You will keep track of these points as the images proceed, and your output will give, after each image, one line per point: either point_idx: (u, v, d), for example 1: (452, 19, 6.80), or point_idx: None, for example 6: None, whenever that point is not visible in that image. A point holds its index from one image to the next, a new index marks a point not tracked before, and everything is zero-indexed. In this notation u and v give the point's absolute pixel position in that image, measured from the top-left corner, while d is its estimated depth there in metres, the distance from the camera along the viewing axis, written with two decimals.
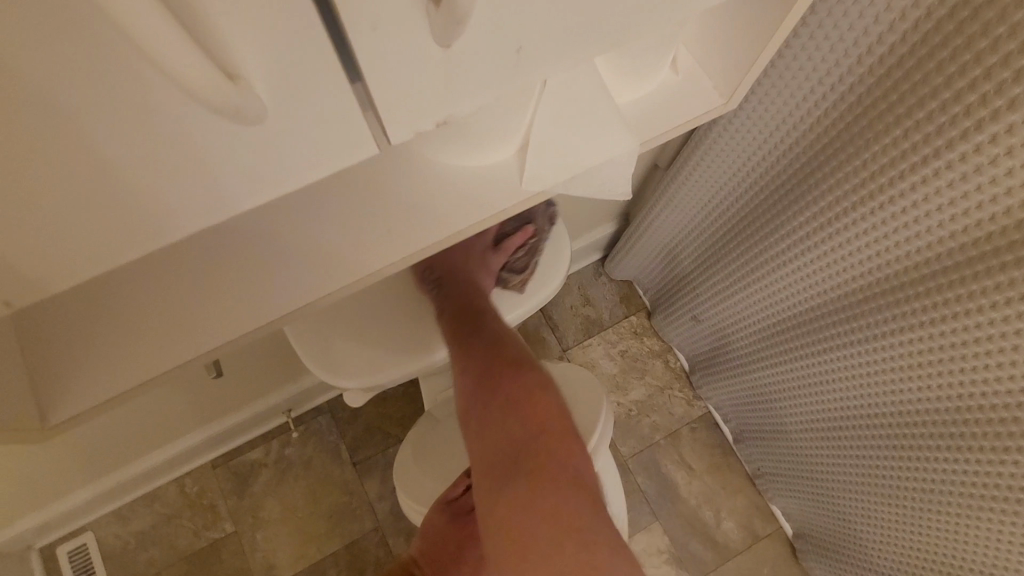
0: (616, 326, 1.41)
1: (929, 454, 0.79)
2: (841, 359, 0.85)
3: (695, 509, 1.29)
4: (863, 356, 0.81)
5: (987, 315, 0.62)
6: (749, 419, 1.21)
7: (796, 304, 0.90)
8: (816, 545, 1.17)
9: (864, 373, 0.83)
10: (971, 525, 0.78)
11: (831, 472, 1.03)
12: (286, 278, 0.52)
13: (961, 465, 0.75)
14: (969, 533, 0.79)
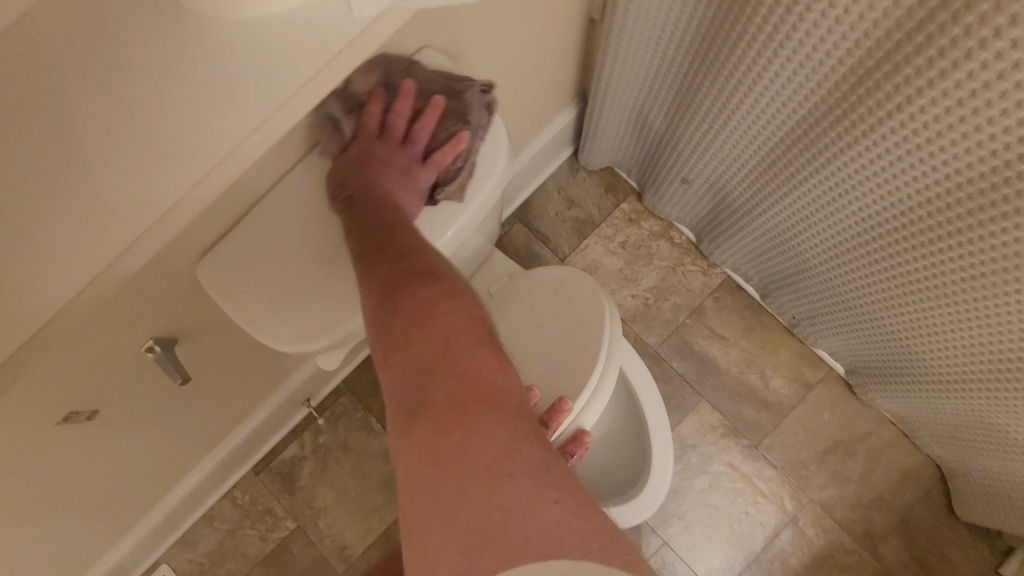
0: (609, 219, 1.31)
1: (970, 235, 0.70)
2: (848, 164, 0.75)
3: (739, 375, 1.23)
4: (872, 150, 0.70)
5: (1006, 36, 0.52)
6: (768, 269, 1.11)
7: (782, 120, 0.78)
8: (872, 376, 1.10)
9: (880, 171, 0.73)
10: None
11: (867, 296, 0.94)
12: (166, 163, 0.45)
13: (1010, 233, 0.66)
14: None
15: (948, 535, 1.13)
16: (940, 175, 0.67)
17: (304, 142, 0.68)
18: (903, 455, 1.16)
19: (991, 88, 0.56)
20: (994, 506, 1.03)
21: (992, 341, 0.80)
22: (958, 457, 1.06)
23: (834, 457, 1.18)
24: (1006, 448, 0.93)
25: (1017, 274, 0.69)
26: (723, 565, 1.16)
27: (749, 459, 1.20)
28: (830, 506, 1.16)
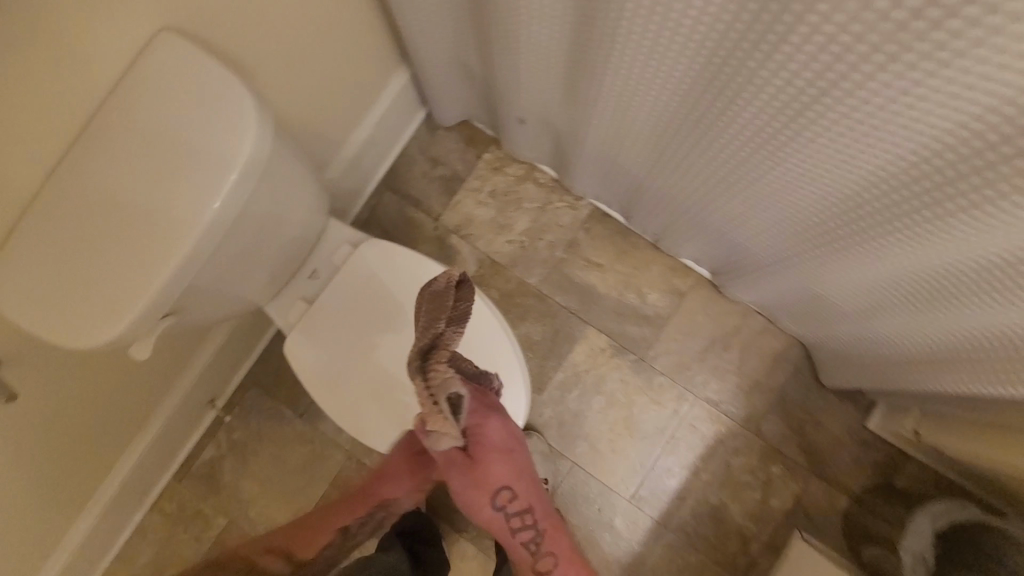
0: (475, 171, 1.34)
1: (725, 132, 0.74)
2: (617, 77, 0.78)
3: (618, 297, 1.30)
4: (625, 62, 0.74)
5: None
6: (618, 189, 1.16)
7: (559, 41, 0.81)
8: (729, 273, 1.17)
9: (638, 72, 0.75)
10: (787, 179, 0.75)
11: (689, 200, 0.99)
12: None
13: (744, 115, 0.69)
14: (794, 186, 0.76)
15: (820, 404, 1.23)
16: (682, 78, 0.71)
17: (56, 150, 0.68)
18: (772, 340, 1.26)
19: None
20: (848, 372, 1.12)
21: (788, 224, 0.86)
22: (814, 334, 1.15)
23: (713, 355, 1.27)
24: (838, 319, 1.01)
25: (770, 164, 0.74)
26: (629, 473, 1.25)
27: (639, 372, 1.28)
28: (715, 400, 1.25)
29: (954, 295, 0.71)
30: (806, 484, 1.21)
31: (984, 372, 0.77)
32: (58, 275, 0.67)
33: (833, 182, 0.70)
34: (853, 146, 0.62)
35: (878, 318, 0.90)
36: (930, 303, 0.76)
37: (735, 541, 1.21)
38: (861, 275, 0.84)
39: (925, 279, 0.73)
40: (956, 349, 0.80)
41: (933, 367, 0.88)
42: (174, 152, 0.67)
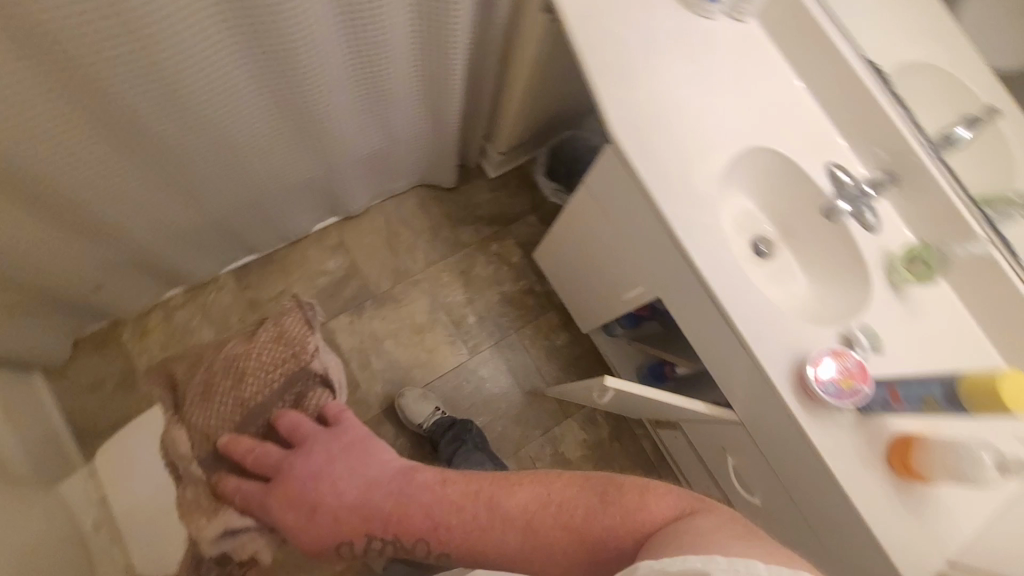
0: (135, 353, 1.38)
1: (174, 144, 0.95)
2: (77, 191, 0.92)
3: (317, 290, 1.51)
4: (63, 180, 0.88)
5: None
6: (216, 243, 1.32)
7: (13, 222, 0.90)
8: (336, 197, 1.43)
9: (74, 164, 0.88)
10: (238, 125, 0.99)
11: (243, 195, 1.20)
12: None
13: (157, 117, 0.88)
14: (248, 124, 1.01)
15: (467, 194, 1.64)
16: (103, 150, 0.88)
17: None
18: (409, 201, 1.60)
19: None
20: (444, 160, 1.50)
21: (288, 141, 1.12)
22: (410, 169, 1.50)
23: (398, 245, 1.57)
24: (393, 147, 1.36)
25: (218, 130, 0.97)
26: (452, 346, 1.53)
27: (384, 303, 1.53)
28: (431, 260, 1.58)
29: (371, 74, 1.06)
30: (514, 231, 1.63)
31: (437, 80, 1.17)
32: None
33: (249, 100, 0.96)
34: (216, 70, 0.86)
35: (392, 122, 1.25)
36: (377, 88, 1.11)
37: (530, 295, 1.60)
38: (348, 112, 1.14)
39: (354, 83, 1.06)
40: (421, 84, 1.17)
41: (436, 107, 1.27)
42: None
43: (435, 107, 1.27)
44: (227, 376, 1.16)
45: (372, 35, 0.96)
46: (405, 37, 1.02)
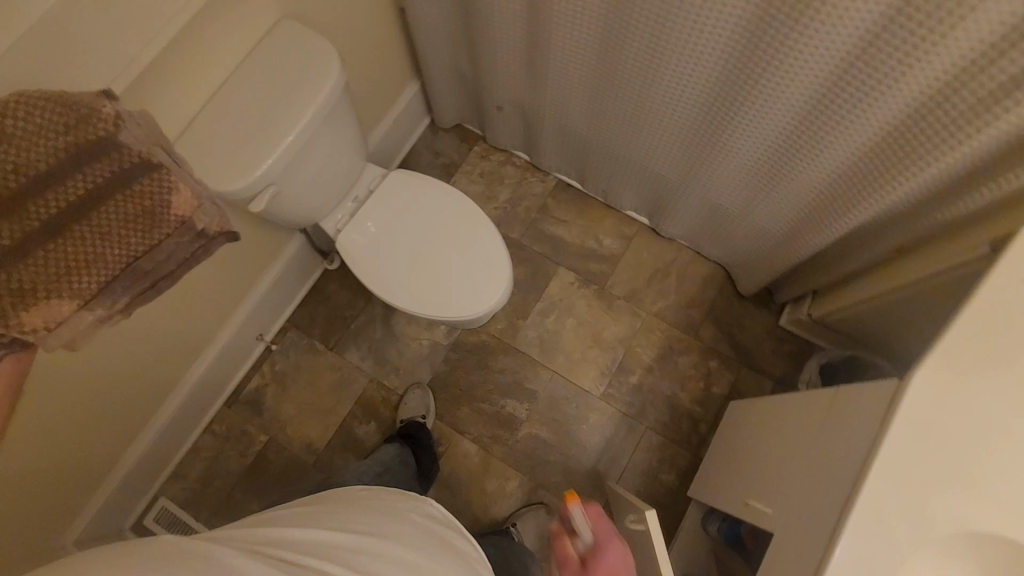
0: (467, 159, 1.77)
1: (630, 72, 1.19)
2: (558, 48, 1.25)
3: (581, 243, 1.67)
4: (563, 35, 1.21)
5: None
6: (575, 153, 1.58)
7: (521, 32, 1.29)
8: (661, 210, 1.55)
9: (575, 35, 1.19)
10: (675, 96, 1.17)
11: (625, 139, 1.40)
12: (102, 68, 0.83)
13: (638, 48, 1.12)
14: (681, 102, 1.18)
15: (743, 312, 1.56)
16: (597, 38, 1.17)
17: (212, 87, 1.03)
18: (701, 266, 1.61)
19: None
20: (759, 269, 1.45)
21: (685, 139, 1.27)
22: (729, 248, 1.50)
23: (657, 281, 1.62)
24: (739, 221, 1.37)
25: (660, 89, 1.18)
26: (599, 374, 1.55)
27: (601, 298, 1.62)
28: (662, 314, 1.58)
29: (793, 149, 1.10)
30: (738, 374, 1.51)
31: (834, 207, 1.14)
32: (205, 154, 0.99)
33: (700, 91, 1.12)
34: (699, 45, 1.03)
35: (762, 201, 1.27)
36: (784, 166, 1.15)
37: (688, 423, 1.48)
38: (741, 163, 1.21)
39: (775, 143, 1.12)
40: (818, 197, 1.16)
41: (806, 228, 1.23)
42: (297, 80, 1.04)
43: (806, 225, 1.23)
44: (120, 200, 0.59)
45: (824, 123, 1.01)
46: (846, 151, 1.02)
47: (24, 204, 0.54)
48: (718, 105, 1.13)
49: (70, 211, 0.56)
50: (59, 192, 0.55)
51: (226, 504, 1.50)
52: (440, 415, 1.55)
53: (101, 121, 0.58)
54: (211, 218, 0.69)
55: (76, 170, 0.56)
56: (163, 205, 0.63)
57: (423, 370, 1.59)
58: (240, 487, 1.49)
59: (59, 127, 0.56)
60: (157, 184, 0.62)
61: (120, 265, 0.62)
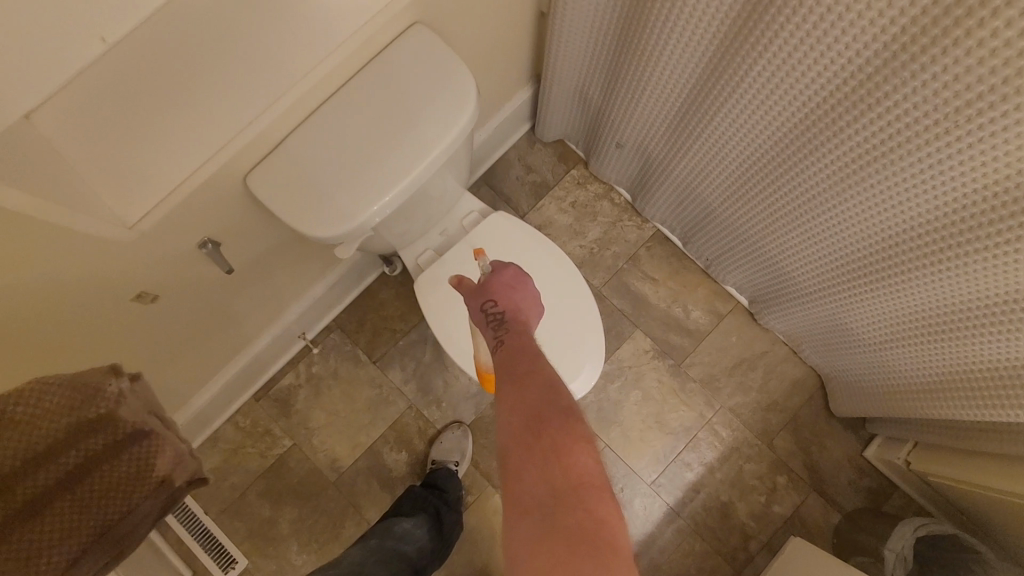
0: (561, 182, 1.57)
1: (803, 177, 1.00)
2: (722, 123, 1.06)
3: (666, 309, 1.51)
4: (734, 114, 1.01)
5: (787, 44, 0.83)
6: (687, 216, 1.39)
7: (677, 90, 1.09)
8: (768, 300, 1.38)
9: (750, 119, 1.00)
10: (845, 219, 1.00)
11: (756, 229, 1.22)
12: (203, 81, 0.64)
13: (828, 159, 0.93)
14: (851, 227, 1.00)
15: (827, 429, 1.42)
16: (778, 132, 0.98)
17: (322, 98, 0.84)
18: (792, 367, 1.46)
19: (820, 11, 0.76)
20: (860, 399, 1.29)
21: (835, 259, 1.10)
22: (831, 366, 1.35)
23: (740, 372, 1.46)
24: (858, 351, 1.22)
25: (832, 207, 1.00)
26: (654, 460, 1.43)
27: (674, 376, 1.47)
28: (738, 411, 1.44)
29: (971, 323, 0.94)
30: (805, 497, 1.39)
31: (986, 393, 0.98)
32: (307, 186, 0.82)
33: (883, 228, 0.95)
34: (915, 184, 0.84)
35: (898, 348, 1.11)
36: (949, 332, 0.99)
37: (739, 537, 1.37)
38: (895, 304, 1.05)
39: (951, 308, 0.96)
40: (975, 373, 0.99)
41: (939, 394, 1.08)
42: (425, 108, 0.85)
43: (940, 392, 1.08)
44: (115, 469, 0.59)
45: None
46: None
47: (7, 493, 0.54)
48: (898, 248, 0.96)
49: (48, 494, 0.56)
50: (44, 473, 0.55)
51: (239, 502, 1.42)
52: (476, 461, 1.45)
53: (105, 398, 0.59)
54: (187, 470, 0.66)
55: (66, 449, 0.56)
56: (143, 472, 0.61)
57: (468, 408, 1.48)
58: (256, 490, 1.41)
59: (64, 409, 0.57)
60: (145, 452, 0.61)
61: (90, 535, 0.59)
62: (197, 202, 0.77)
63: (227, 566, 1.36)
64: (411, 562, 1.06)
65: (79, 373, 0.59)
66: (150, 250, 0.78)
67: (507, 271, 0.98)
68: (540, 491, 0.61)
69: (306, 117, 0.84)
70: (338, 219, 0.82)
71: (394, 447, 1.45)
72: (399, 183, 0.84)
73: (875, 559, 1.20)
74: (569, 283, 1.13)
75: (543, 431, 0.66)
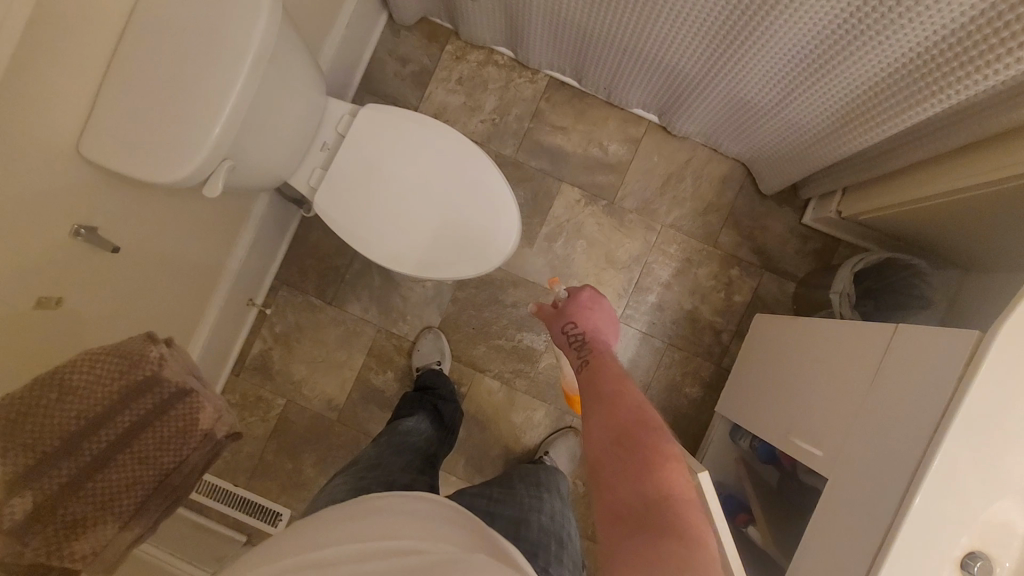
0: (440, 63, 1.50)
1: None
2: None
3: (584, 153, 1.50)
4: None
5: None
6: (569, 48, 1.34)
7: None
8: (673, 105, 1.36)
9: None
10: None
11: (631, 32, 1.18)
12: None
13: None
14: None
15: (765, 210, 1.46)
16: None
17: (113, 39, 0.79)
18: (719, 164, 1.47)
19: None
20: (784, 166, 1.32)
21: (711, 31, 1.07)
22: (750, 147, 1.36)
23: (671, 186, 1.48)
24: (766, 119, 1.22)
25: None
26: (615, 296, 1.48)
27: (611, 213, 1.49)
28: (678, 223, 1.47)
29: (846, 41, 0.93)
30: (760, 278, 1.46)
31: (884, 108, 1.00)
32: (140, 134, 0.79)
33: None
34: None
35: (797, 99, 1.12)
36: (830, 60, 0.99)
37: (710, 334, 1.46)
38: (776, 55, 1.04)
39: (823, 35, 0.95)
40: (858, 96, 1.02)
41: (845, 128, 1.10)
42: (220, 10, 0.79)
43: (845, 126, 1.10)
44: (173, 423, 0.79)
45: (885, 13, 0.85)
46: (904, 46, 0.88)
47: (84, 447, 0.71)
48: None
49: (114, 449, 0.74)
50: (109, 431, 0.73)
51: (261, 466, 1.52)
52: (458, 356, 1.51)
53: (148, 361, 0.75)
54: (223, 423, 0.87)
55: (126, 408, 0.74)
56: (192, 424, 0.81)
57: (432, 311, 1.52)
58: (272, 450, 1.50)
59: (117, 372, 0.73)
60: (189, 407, 0.80)
61: (150, 481, 0.79)
62: (41, 185, 0.75)
63: (275, 519, 1.47)
64: (423, 450, 1.12)
65: (123, 342, 0.75)
66: (26, 252, 0.77)
67: (584, 292, 1.13)
68: (615, 475, 0.72)
69: (107, 66, 0.79)
70: (186, 154, 0.79)
71: (378, 370, 1.52)
72: (230, 95, 0.79)
73: (828, 307, 1.29)
74: (457, 147, 1.10)
75: (633, 444, 0.75)
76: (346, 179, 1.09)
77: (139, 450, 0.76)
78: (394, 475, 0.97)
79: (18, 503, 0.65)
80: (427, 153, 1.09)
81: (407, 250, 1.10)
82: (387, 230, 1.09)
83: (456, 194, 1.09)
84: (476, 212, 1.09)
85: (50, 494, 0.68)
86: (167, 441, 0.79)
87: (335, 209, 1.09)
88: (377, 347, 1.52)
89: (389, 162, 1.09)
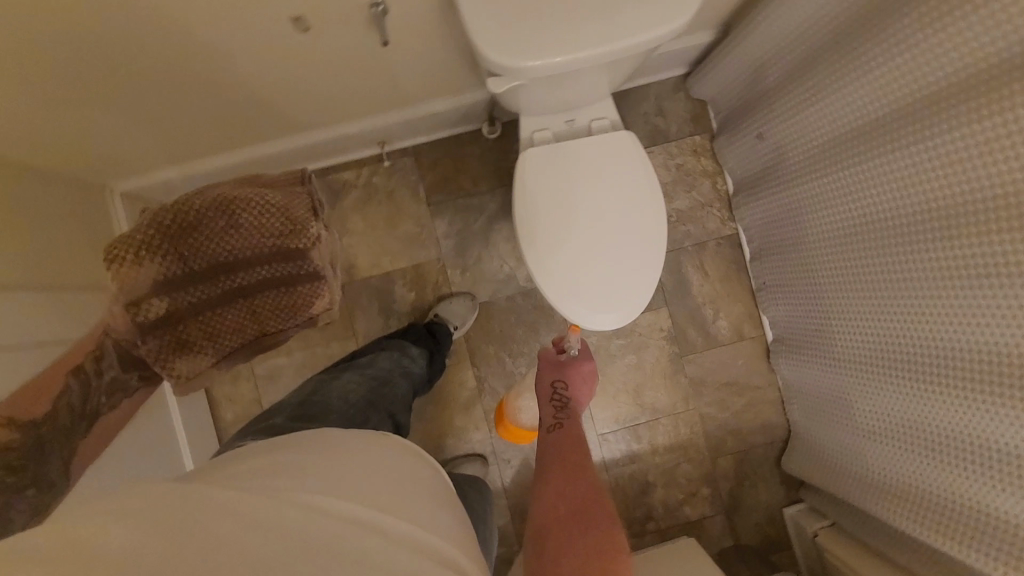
0: (680, 141, 1.54)
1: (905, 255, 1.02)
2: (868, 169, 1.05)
3: (699, 305, 1.54)
4: (888, 167, 1.01)
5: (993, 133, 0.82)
6: (773, 236, 1.41)
7: (853, 117, 1.07)
8: (792, 346, 1.43)
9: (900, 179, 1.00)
10: (913, 311, 1.03)
11: (826, 279, 1.25)
12: None
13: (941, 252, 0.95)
14: (912, 320, 1.04)
15: (767, 475, 1.53)
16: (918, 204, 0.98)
17: None
18: (774, 412, 1.53)
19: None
20: (814, 466, 1.39)
21: (876, 341, 1.14)
22: (808, 429, 1.43)
23: (727, 390, 1.54)
24: (840, 428, 1.30)
25: (912, 295, 1.03)
26: (612, 417, 1.52)
27: (672, 362, 1.54)
28: (705, 419, 1.53)
29: (952, 454, 1.01)
30: (713, 513, 1.51)
31: (925, 516, 1.07)
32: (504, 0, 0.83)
33: (940, 335, 0.99)
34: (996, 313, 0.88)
35: (875, 443, 1.19)
36: (927, 451, 1.06)
37: (641, 512, 1.51)
38: (898, 405, 1.11)
39: (942, 432, 1.02)
40: (919, 490, 1.09)
41: (885, 496, 1.17)
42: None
43: (886, 494, 1.17)
44: (293, 299, 0.69)
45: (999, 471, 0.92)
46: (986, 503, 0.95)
47: (216, 283, 0.65)
48: (939, 360, 1.00)
49: (236, 298, 0.67)
50: (242, 278, 0.66)
51: None
52: (468, 336, 1.53)
53: (305, 236, 0.68)
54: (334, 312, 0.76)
55: (264, 266, 0.67)
56: (306, 306, 0.70)
57: (487, 288, 1.53)
58: None
59: (275, 230, 0.67)
60: (313, 290, 0.70)
61: (252, 335, 0.70)
62: None
63: None
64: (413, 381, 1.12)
65: (284, 199, 0.69)
66: None
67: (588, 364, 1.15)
68: (561, 536, 0.66)
69: None
70: (518, 49, 0.84)
71: (406, 284, 1.52)
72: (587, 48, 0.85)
73: None
74: (653, 227, 1.10)
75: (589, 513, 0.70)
76: (559, 158, 1.10)
77: (258, 311, 0.68)
78: (396, 406, 0.99)
79: (154, 307, 0.63)
80: (629, 208, 1.10)
81: (539, 247, 1.08)
82: (545, 222, 1.09)
83: (614, 256, 1.09)
84: (613, 282, 1.08)
85: (179, 314, 0.64)
86: (283, 314, 0.70)
87: (533, 164, 1.10)
88: (423, 269, 1.52)
89: (599, 184, 1.10)
